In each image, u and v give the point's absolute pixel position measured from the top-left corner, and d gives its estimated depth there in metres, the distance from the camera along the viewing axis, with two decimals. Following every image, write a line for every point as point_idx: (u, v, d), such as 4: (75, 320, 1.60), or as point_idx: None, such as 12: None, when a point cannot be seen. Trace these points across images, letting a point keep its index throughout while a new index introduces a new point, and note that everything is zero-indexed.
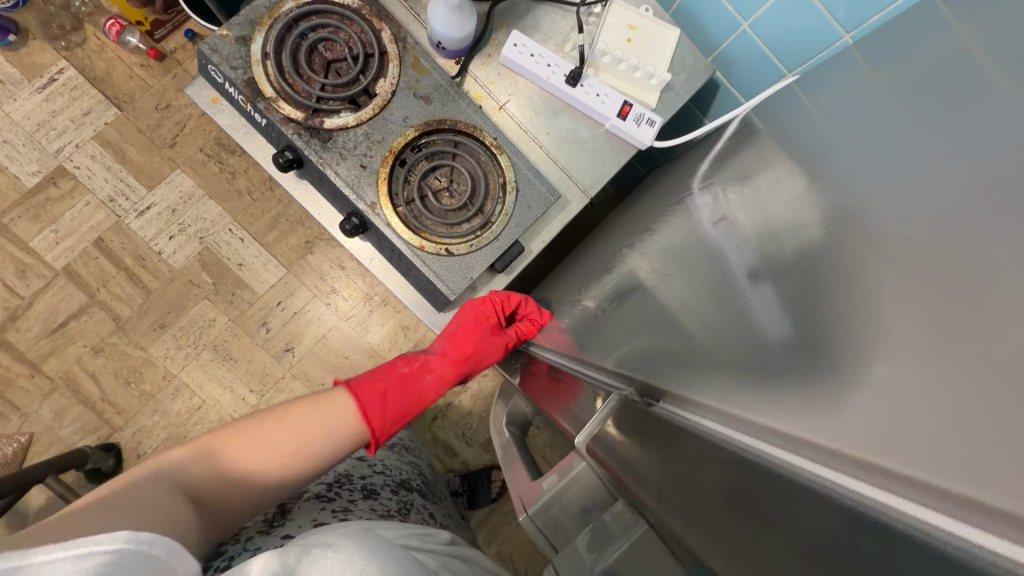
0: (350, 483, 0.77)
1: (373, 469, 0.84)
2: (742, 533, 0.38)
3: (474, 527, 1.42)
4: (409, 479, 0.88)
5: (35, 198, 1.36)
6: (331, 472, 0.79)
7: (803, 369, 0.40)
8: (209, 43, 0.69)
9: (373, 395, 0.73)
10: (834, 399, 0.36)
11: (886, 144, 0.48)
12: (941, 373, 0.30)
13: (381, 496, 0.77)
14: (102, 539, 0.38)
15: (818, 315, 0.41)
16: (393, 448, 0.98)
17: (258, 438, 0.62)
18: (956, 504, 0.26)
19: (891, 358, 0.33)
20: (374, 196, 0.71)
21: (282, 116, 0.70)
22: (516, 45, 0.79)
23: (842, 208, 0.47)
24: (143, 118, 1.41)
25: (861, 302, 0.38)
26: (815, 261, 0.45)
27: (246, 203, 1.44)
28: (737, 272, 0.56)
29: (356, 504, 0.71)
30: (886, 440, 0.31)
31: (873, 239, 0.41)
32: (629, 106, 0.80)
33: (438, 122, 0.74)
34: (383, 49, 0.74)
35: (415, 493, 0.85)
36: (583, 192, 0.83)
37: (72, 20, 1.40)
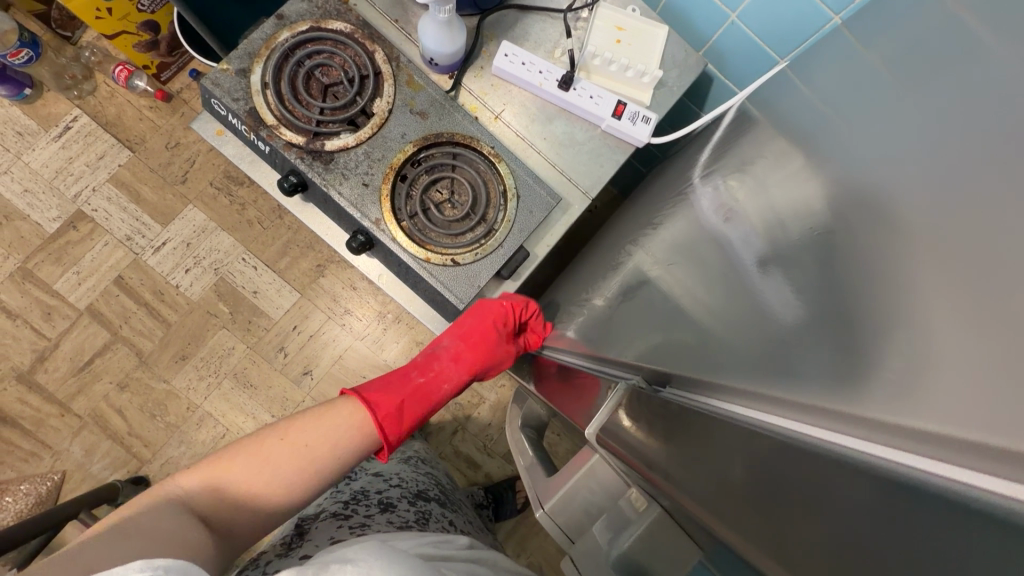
0: (367, 499, 0.78)
1: (390, 483, 0.85)
2: (768, 515, 0.37)
3: (501, 540, 1.41)
4: (427, 490, 0.88)
5: (56, 242, 1.41)
6: (348, 490, 0.81)
7: (818, 345, 0.40)
8: (211, 78, 0.71)
9: (385, 408, 0.73)
10: (850, 369, 0.36)
11: (883, 118, 0.48)
12: (960, 330, 0.29)
13: (399, 508, 0.77)
14: (117, 572, 0.38)
15: (831, 290, 0.41)
16: (410, 462, 0.99)
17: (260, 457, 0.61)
18: (979, 458, 0.26)
19: (909, 323, 0.33)
20: (378, 213, 0.73)
21: (285, 142, 0.72)
22: (507, 55, 0.80)
23: (844, 185, 0.47)
24: (154, 157, 1.46)
25: (873, 272, 0.37)
26: (824, 239, 0.45)
27: (257, 232, 1.48)
28: (745, 261, 0.56)
29: (373, 518, 0.72)
30: (903, 403, 0.31)
31: (880, 211, 0.40)
32: (623, 105, 0.81)
33: (436, 136, 0.75)
34: (377, 70, 0.76)
35: (433, 502, 0.85)
36: (584, 194, 0.83)
37: (82, 69, 1.45)
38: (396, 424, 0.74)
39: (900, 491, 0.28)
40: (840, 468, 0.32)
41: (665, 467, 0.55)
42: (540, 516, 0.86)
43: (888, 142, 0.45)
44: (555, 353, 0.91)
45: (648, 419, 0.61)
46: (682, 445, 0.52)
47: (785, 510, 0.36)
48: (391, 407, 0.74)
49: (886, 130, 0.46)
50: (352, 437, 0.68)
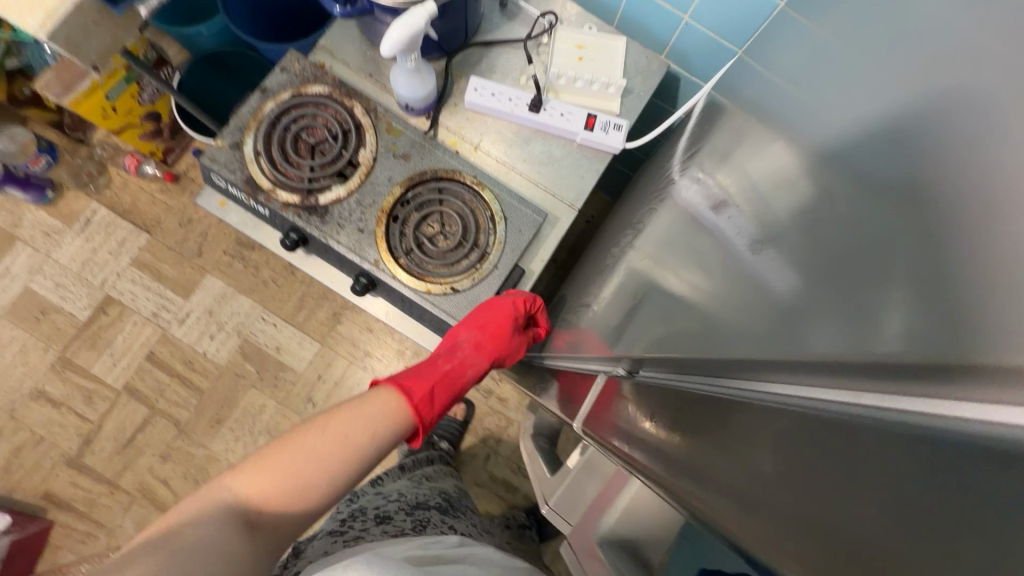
0: (366, 516, 0.82)
1: (390, 499, 0.88)
2: (765, 497, 0.32)
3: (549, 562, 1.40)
4: (426, 500, 0.90)
5: (90, 329, 1.50)
6: (349, 511, 0.86)
7: (819, 312, 0.36)
8: (208, 155, 0.76)
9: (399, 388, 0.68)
10: (856, 327, 0.32)
11: (842, 82, 0.48)
12: (953, 258, 0.26)
13: (396, 519, 0.79)
14: None
15: (826, 254, 0.38)
16: (415, 479, 1.01)
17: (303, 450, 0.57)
18: (1002, 386, 0.22)
19: (905, 263, 0.30)
20: (376, 254, 0.76)
21: (281, 203, 0.76)
22: (477, 89, 0.85)
23: (820, 153, 0.47)
24: (170, 236, 1.54)
25: (865, 228, 0.35)
26: (813, 212, 0.43)
27: (274, 291, 1.54)
28: (742, 248, 0.55)
29: (368, 531, 0.75)
30: (908, 345, 0.27)
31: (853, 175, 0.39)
32: (594, 117, 0.85)
33: (420, 175, 0.79)
34: (358, 123, 0.80)
35: (433, 510, 0.86)
36: (570, 206, 0.86)
37: (97, 166, 1.55)
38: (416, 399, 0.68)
39: (908, 434, 0.25)
40: (840, 425, 0.29)
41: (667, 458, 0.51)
42: (545, 511, 0.93)
43: (850, 104, 0.45)
44: (558, 362, 0.93)
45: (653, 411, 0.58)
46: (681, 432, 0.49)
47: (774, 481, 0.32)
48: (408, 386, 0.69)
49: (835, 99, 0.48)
50: (391, 419, 0.64)
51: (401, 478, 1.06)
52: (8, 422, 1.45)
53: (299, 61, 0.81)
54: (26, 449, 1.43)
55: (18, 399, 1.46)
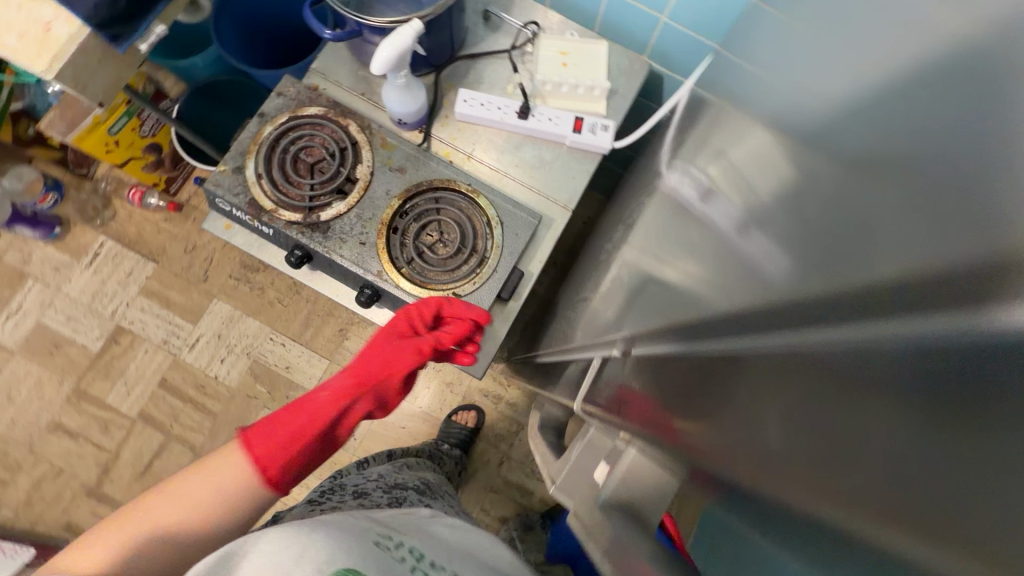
0: (343, 491, 0.83)
1: (369, 478, 0.90)
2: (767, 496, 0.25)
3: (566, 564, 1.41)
4: (405, 481, 0.92)
5: (103, 359, 1.53)
6: (326, 485, 0.87)
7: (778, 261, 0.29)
8: (212, 181, 0.79)
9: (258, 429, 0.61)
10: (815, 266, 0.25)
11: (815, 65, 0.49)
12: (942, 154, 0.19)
13: (372, 495, 0.81)
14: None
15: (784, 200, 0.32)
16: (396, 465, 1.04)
17: (174, 495, 0.55)
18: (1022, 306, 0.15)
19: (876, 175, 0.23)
20: (379, 265, 0.79)
21: (285, 222, 0.79)
22: (467, 100, 0.88)
23: None
24: (176, 263, 1.58)
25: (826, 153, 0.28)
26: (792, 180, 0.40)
27: (280, 311, 1.57)
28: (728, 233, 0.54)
29: (343, 503, 0.77)
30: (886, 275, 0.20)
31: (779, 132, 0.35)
32: (581, 120, 0.88)
33: (417, 186, 0.81)
34: (354, 140, 0.83)
35: (411, 489, 0.88)
36: (564, 207, 0.89)
37: (101, 199, 1.59)
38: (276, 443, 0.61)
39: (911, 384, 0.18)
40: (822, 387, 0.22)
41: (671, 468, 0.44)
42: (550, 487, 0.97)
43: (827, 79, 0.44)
44: (557, 355, 0.93)
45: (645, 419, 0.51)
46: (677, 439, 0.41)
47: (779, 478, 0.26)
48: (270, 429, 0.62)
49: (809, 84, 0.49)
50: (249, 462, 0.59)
51: (384, 463, 1.08)
52: (27, 455, 1.47)
53: (294, 85, 0.83)
54: (46, 481, 1.46)
55: (35, 433, 1.48)
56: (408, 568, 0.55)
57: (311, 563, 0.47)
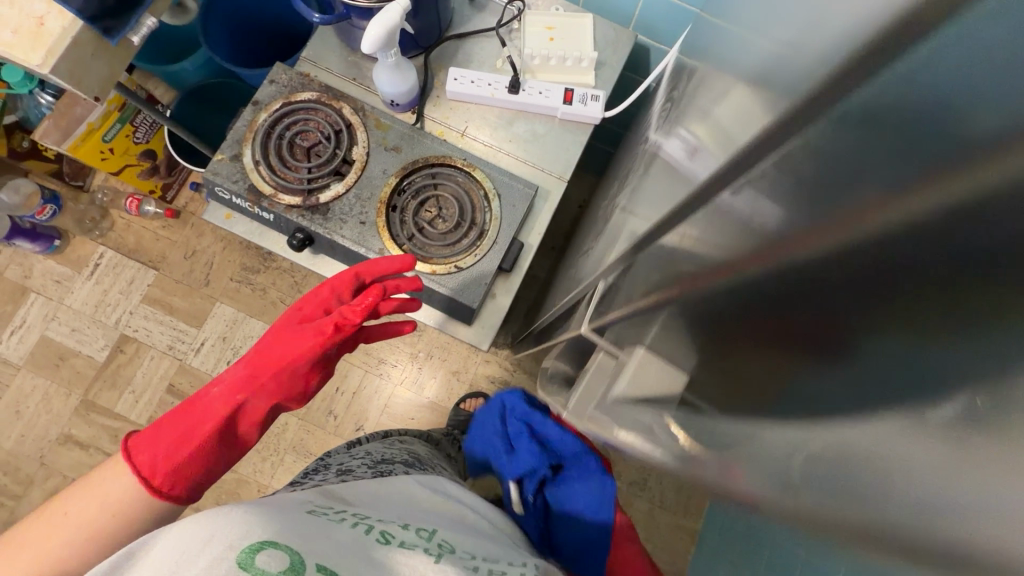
0: (326, 469, 0.85)
1: (356, 457, 0.92)
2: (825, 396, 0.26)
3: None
4: (393, 457, 0.94)
5: (109, 369, 1.53)
6: (310, 464, 0.88)
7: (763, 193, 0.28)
8: (211, 170, 0.80)
9: (143, 434, 0.60)
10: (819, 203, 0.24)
11: None
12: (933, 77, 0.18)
13: (357, 470, 0.83)
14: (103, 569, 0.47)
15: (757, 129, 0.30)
16: (382, 441, 1.05)
17: (68, 509, 0.53)
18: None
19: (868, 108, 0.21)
20: (380, 243, 0.80)
21: (285, 206, 0.80)
22: (457, 78, 0.89)
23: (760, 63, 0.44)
24: (177, 269, 1.59)
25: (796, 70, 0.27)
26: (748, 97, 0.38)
27: (283, 311, 1.58)
28: None
29: (324, 478, 0.79)
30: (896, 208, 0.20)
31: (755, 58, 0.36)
32: (571, 91, 0.89)
33: (413, 163, 0.82)
34: (348, 122, 0.84)
35: (398, 464, 0.90)
36: (559, 178, 0.90)
37: (99, 210, 1.60)
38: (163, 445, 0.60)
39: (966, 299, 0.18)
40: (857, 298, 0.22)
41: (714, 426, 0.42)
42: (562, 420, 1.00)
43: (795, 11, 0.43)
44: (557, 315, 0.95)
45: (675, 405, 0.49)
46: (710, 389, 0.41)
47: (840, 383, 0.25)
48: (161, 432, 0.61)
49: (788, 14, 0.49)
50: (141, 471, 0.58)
51: (375, 442, 1.09)
52: (39, 469, 1.47)
53: (285, 72, 0.84)
54: None
55: (45, 446, 1.48)
56: (347, 526, 0.56)
57: (221, 541, 0.45)
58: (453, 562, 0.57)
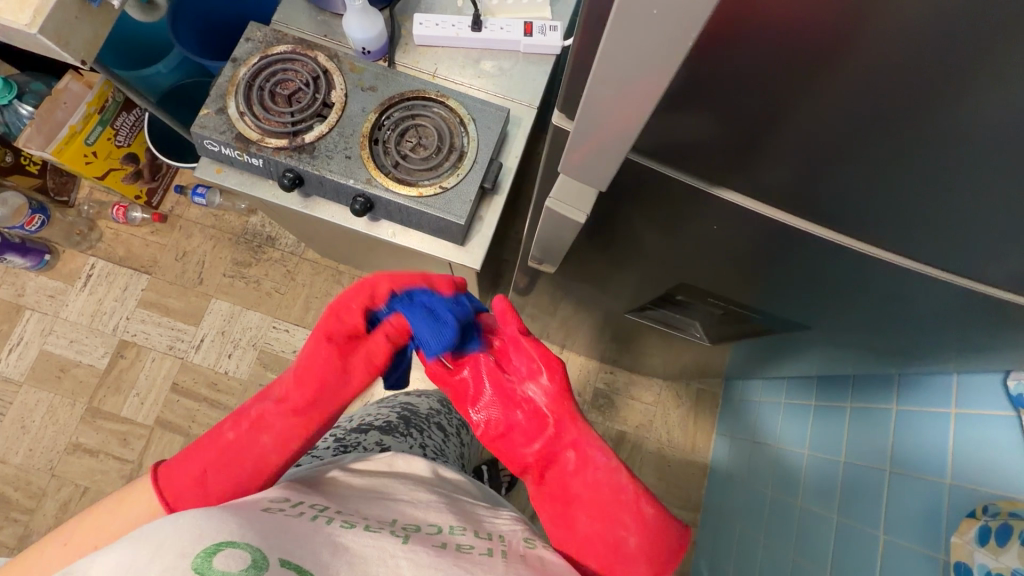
0: None
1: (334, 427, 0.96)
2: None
3: (530, 518, 1.49)
4: (375, 421, 0.97)
5: (111, 375, 1.54)
6: None
7: None
8: (198, 124, 0.84)
9: (176, 481, 0.65)
10: None
11: None
12: None
13: (325, 446, 0.88)
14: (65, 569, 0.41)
15: None
16: (377, 400, 1.10)
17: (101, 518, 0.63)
18: None
19: None
20: (367, 174, 0.84)
21: (272, 149, 0.84)
22: (422, 22, 0.94)
23: None
24: (170, 271, 1.62)
25: None
26: None
27: (279, 300, 1.61)
28: None
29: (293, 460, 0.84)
30: None
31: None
32: (531, 24, 0.95)
33: (389, 99, 0.87)
34: (324, 68, 0.89)
35: (373, 431, 0.93)
36: (529, 106, 0.96)
37: (86, 223, 1.62)
38: (186, 486, 0.64)
39: None
40: None
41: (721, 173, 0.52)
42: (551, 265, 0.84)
43: None
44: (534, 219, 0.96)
45: (734, 224, 0.58)
46: (684, 171, 0.53)
47: (747, 48, 0.37)
48: (184, 459, 0.67)
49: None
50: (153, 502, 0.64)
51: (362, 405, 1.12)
52: (51, 480, 1.47)
53: (259, 29, 0.89)
54: (74, 502, 1.46)
55: (55, 457, 1.49)
56: (308, 521, 0.50)
57: (173, 551, 0.39)
58: (421, 541, 0.53)
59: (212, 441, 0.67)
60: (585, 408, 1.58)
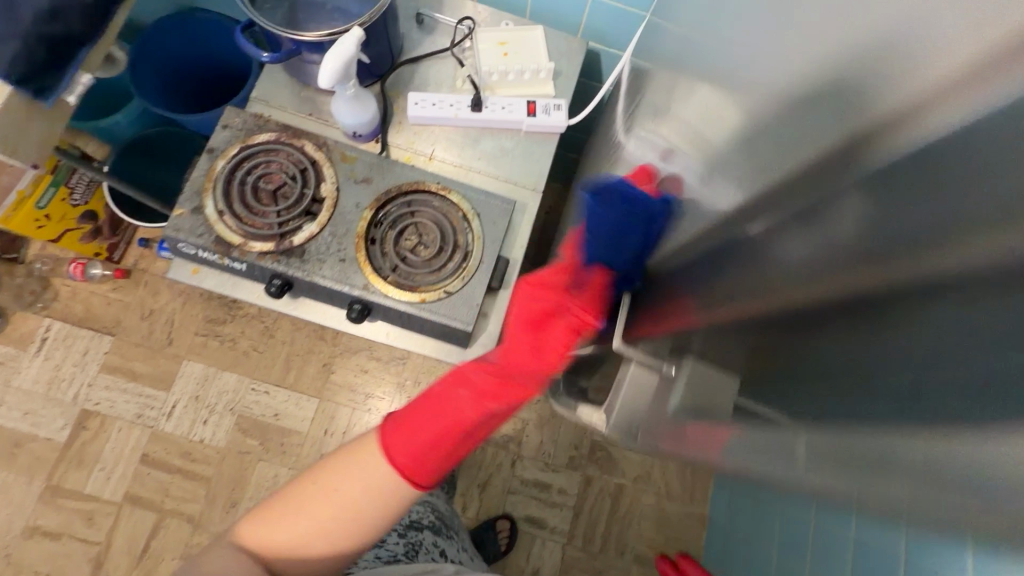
0: None
1: None
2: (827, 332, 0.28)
3: None
4: (420, 520, 0.99)
5: (72, 448, 1.42)
6: None
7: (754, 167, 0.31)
8: (171, 226, 0.76)
9: (400, 441, 0.64)
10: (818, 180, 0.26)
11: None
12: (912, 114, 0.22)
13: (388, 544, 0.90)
14: None
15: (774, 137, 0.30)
16: None
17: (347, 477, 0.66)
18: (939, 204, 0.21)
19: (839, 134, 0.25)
20: (363, 278, 0.77)
21: (257, 254, 0.76)
22: (417, 102, 0.88)
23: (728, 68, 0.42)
24: (135, 332, 1.50)
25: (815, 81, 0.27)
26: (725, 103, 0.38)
27: (257, 360, 1.51)
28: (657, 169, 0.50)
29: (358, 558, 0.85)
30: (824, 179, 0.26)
31: (718, 44, 0.43)
32: (534, 103, 0.90)
33: (387, 193, 0.81)
34: (313, 160, 0.81)
35: (427, 531, 0.97)
36: (534, 190, 0.90)
37: (39, 282, 1.49)
38: (417, 441, 0.64)
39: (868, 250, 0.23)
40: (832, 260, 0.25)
41: (711, 305, 0.37)
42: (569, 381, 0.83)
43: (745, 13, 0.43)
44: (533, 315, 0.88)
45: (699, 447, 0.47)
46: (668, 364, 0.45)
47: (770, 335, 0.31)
48: (410, 428, 0.64)
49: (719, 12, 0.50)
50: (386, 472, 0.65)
51: None
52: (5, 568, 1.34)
53: (238, 115, 0.81)
54: None
55: (10, 542, 1.36)
56: None
57: None
58: None
59: (435, 407, 0.64)
60: (583, 463, 1.54)
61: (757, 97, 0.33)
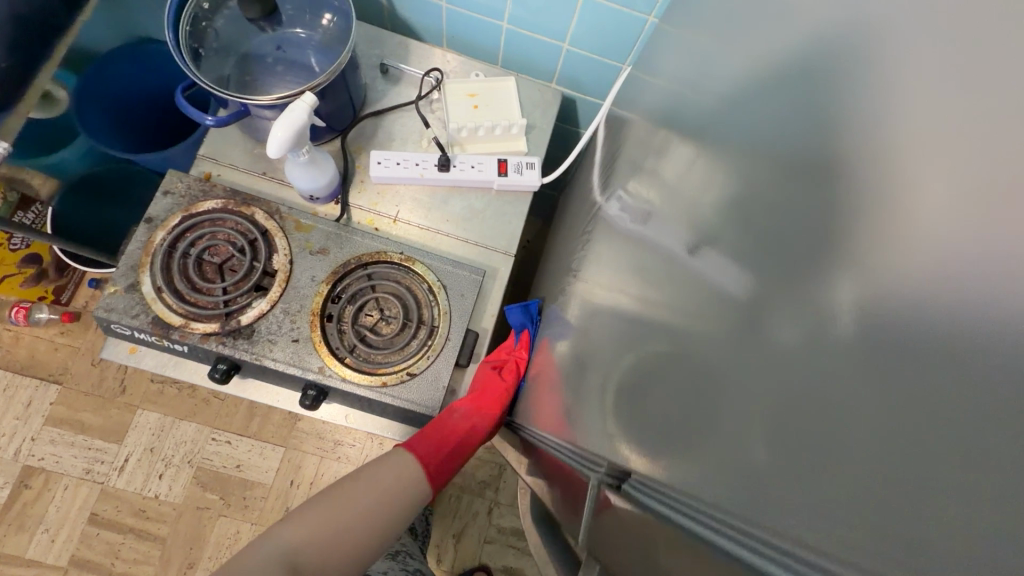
0: None
1: None
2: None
3: None
4: None
5: (13, 508, 1.31)
6: None
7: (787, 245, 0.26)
8: (102, 306, 0.69)
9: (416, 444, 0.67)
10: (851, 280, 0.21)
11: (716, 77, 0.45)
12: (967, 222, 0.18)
13: None
14: None
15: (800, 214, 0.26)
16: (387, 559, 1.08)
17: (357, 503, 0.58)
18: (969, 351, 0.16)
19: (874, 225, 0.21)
20: (319, 360, 0.71)
21: (200, 335, 0.69)
22: (381, 162, 0.83)
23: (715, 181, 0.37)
24: (85, 380, 1.40)
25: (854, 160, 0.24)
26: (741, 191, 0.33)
27: (217, 408, 1.43)
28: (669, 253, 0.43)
29: None
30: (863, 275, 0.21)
31: (717, 135, 0.39)
32: (505, 161, 0.85)
33: (345, 266, 0.75)
34: (263, 229, 0.75)
35: None
36: (506, 254, 0.85)
37: None
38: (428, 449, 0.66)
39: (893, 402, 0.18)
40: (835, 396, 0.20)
41: (694, 422, 0.30)
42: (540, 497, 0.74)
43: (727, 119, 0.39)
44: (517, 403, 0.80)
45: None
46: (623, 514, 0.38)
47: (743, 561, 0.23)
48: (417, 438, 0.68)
49: (698, 104, 0.45)
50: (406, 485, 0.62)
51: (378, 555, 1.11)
52: None
53: (181, 181, 0.75)
54: None
55: None
56: None
57: None
58: None
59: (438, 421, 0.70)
60: None
61: (757, 165, 0.32)
